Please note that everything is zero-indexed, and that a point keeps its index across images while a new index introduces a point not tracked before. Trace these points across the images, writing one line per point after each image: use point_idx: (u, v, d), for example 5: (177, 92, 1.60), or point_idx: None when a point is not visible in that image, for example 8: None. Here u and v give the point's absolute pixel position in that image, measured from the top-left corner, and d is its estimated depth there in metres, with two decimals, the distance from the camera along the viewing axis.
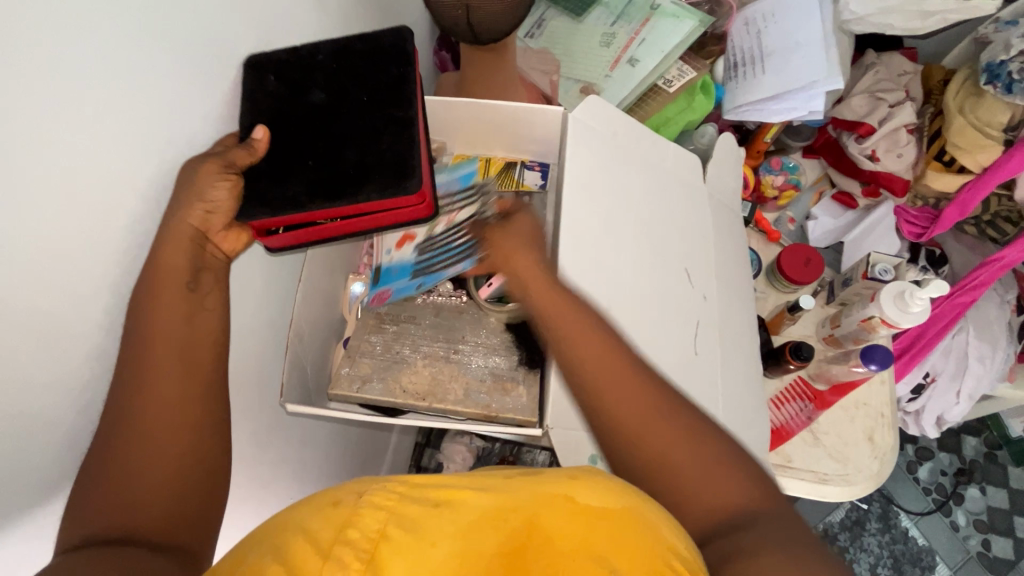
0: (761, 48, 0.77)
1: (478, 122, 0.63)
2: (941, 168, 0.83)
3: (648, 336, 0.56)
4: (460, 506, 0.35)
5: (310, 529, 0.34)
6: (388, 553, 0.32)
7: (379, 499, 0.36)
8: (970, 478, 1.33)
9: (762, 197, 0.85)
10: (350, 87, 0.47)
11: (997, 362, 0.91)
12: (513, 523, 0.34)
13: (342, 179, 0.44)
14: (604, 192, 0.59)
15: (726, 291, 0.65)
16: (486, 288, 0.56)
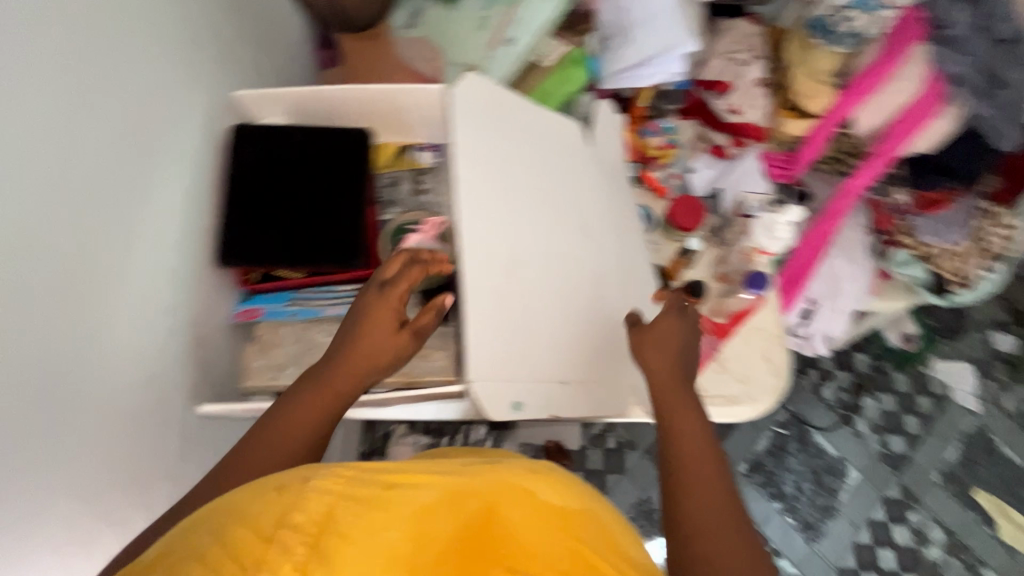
0: (624, 21, 0.84)
1: (364, 108, 0.63)
2: (790, 115, 0.94)
3: (553, 290, 0.60)
4: (412, 488, 0.42)
5: (254, 518, 0.38)
6: (337, 537, 0.38)
7: (326, 487, 0.41)
8: (864, 389, 1.51)
9: (645, 157, 0.92)
10: (306, 155, 0.57)
11: (862, 279, 1.04)
12: (471, 510, 0.42)
13: (305, 237, 0.55)
14: (498, 164, 0.62)
15: (618, 241, 0.70)
16: (399, 258, 0.55)
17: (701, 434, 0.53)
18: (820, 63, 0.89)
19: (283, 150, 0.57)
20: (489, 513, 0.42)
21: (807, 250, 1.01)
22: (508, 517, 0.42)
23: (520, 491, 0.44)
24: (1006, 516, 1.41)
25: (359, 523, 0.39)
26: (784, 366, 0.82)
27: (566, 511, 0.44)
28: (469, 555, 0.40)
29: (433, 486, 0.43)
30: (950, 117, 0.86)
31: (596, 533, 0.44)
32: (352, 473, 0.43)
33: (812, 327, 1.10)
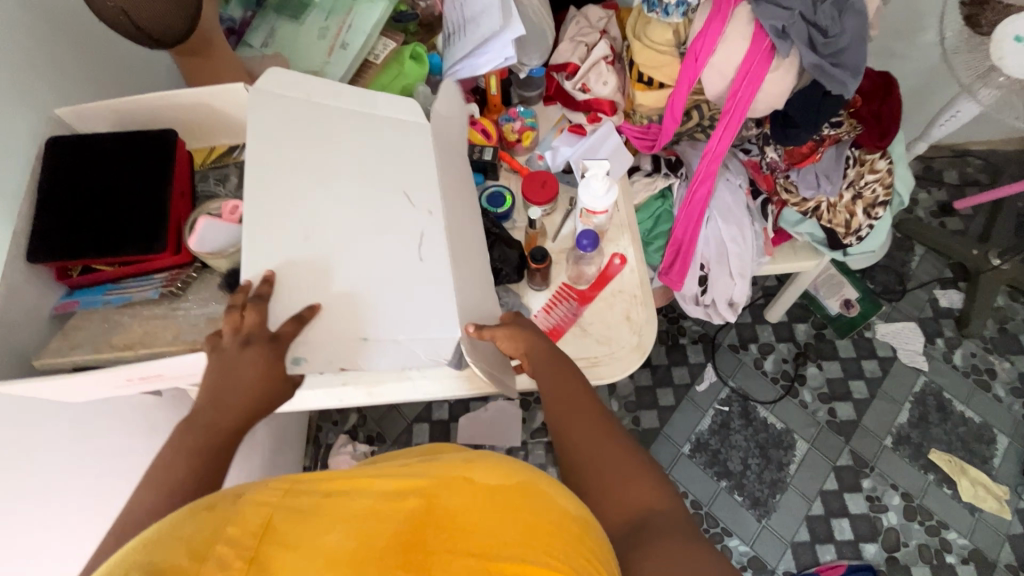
0: (463, 16, 0.89)
1: (183, 115, 0.69)
2: (644, 88, 0.98)
3: (366, 253, 0.63)
4: (346, 495, 0.44)
5: (195, 533, 0.38)
6: (272, 545, 0.39)
7: (264, 497, 0.42)
8: (806, 358, 1.49)
9: (508, 142, 0.96)
10: (120, 158, 0.62)
11: (749, 238, 1.06)
12: (411, 504, 0.44)
13: (110, 232, 0.59)
14: (295, 147, 0.64)
15: (450, 204, 0.72)
16: (190, 238, 0.58)
17: (580, 395, 0.66)
18: (659, 35, 0.93)
19: (98, 156, 0.62)
20: (432, 502, 0.45)
21: (687, 218, 1.03)
22: (451, 503, 0.45)
23: (458, 480, 0.48)
24: (965, 473, 1.36)
25: (300, 533, 0.40)
26: (646, 322, 0.84)
27: (508, 485, 0.48)
28: (420, 540, 0.42)
29: (373, 489, 0.45)
30: (789, 69, 0.88)
31: (543, 505, 0.47)
32: (289, 485, 0.44)
33: (712, 295, 1.10)
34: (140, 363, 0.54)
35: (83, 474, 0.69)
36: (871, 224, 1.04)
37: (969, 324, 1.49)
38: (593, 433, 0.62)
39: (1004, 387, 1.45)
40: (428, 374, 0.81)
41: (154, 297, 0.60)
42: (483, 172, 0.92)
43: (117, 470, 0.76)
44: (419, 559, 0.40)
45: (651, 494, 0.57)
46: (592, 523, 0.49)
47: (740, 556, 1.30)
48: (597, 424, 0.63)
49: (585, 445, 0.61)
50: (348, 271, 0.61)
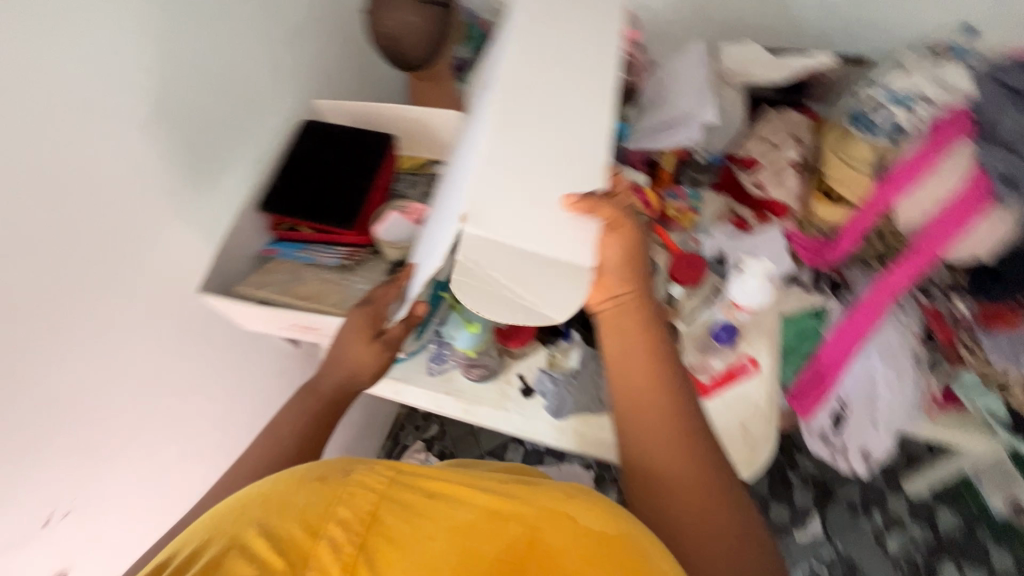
0: (663, 94, 0.95)
1: (402, 125, 0.81)
2: (826, 200, 0.93)
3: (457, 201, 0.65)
4: (447, 499, 0.50)
5: (307, 508, 0.48)
6: (375, 534, 0.47)
7: (373, 483, 0.51)
8: (945, 552, 1.24)
9: (666, 217, 0.96)
10: (345, 148, 0.75)
11: (908, 390, 0.93)
12: (509, 530, 0.47)
13: (319, 205, 0.70)
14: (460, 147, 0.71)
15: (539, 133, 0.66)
16: (379, 227, 0.71)
17: (677, 426, 0.56)
18: (858, 153, 0.89)
19: (332, 143, 0.75)
20: (531, 536, 0.47)
21: (839, 347, 0.94)
22: (554, 544, 0.46)
23: (546, 512, 0.49)
24: None
25: (404, 534, 0.47)
26: (766, 438, 0.78)
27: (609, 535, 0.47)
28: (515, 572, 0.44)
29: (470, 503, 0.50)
30: (1005, 217, 0.76)
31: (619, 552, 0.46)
32: (392, 476, 0.52)
33: (845, 436, 0.99)
34: (314, 312, 0.65)
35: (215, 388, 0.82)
36: None
37: None
38: (692, 475, 0.53)
39: None
40: (524, 410, 0.84)
41: (332, 266, 0.71)
42: None
43: (244, 395, 0.89)
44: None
45: (752, 550, 0.50)
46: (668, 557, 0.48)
47: None
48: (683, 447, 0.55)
49: (673, 472, 0.54)
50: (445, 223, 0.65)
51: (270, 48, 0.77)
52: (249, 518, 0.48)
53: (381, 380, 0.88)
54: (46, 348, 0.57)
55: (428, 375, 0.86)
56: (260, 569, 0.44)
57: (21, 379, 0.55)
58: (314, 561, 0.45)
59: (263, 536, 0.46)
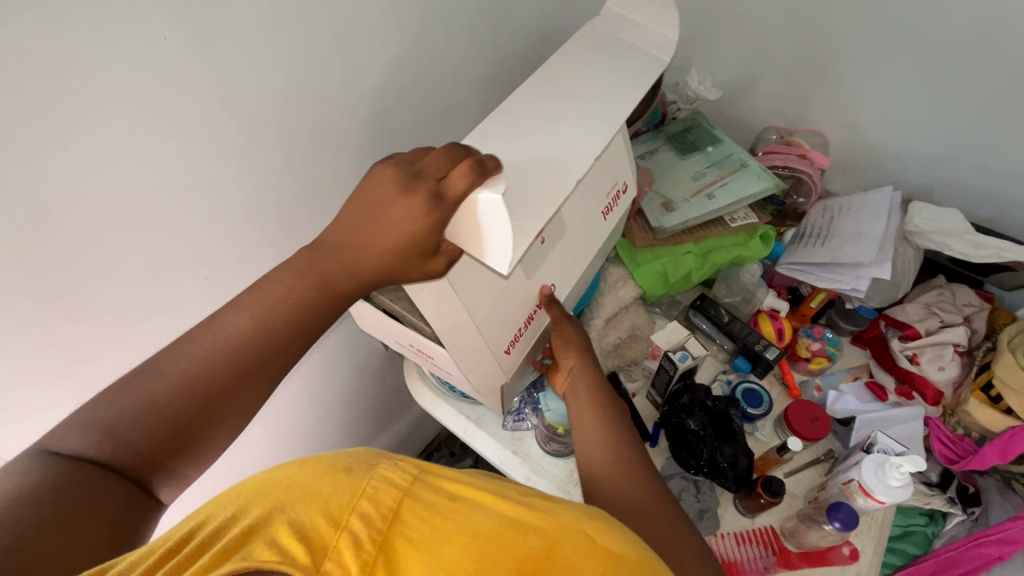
0: (830, 229, 0.90)
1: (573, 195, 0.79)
2: (985, 401, 0.83)
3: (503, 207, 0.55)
4: (472, 503, 0.44)
5: (327, 503, 0.40)
6: (398, 541, 0.39)
7: (390, 477, 0.44)
8: None
9: (795, 353, 0.90)
10: None
11: None
12: (535, 543, 0.41)
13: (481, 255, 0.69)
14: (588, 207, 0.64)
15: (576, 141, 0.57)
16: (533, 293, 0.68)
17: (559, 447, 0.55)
18: None
19: None
20: (553, 545, 0.41)
21: (945, 562, 0.82)
22: (576, 562, 0.40)
23: (580, 533, 0.42)
24: None
25: (419, 535, 0.40)
26: None
27: (628, 558, 0.41)
28: None
29: (495, 508, 0.43)
30: None
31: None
32: (417, 471, 0.46)
33: None
34: (425, 337, 0.60)
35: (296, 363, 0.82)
36: None
37: None
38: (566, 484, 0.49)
39: None
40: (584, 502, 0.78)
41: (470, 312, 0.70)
42: (751, 363, 0.88)
43: (315, 374, 0.89)
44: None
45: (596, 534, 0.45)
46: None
47: None
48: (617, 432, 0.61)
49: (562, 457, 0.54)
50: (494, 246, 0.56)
51: (479, 75, 0.78)
52: (262, 496, 0.41)
53: (452, 412, 0.85)
54: (179, 286, 0.58)
55: (502, 426, 0.84)
56: (281, 557, 0.35)
57: (153, 304, 0.57)
58: (334, 558, 0.37)
59: (285, 519, 0.38)
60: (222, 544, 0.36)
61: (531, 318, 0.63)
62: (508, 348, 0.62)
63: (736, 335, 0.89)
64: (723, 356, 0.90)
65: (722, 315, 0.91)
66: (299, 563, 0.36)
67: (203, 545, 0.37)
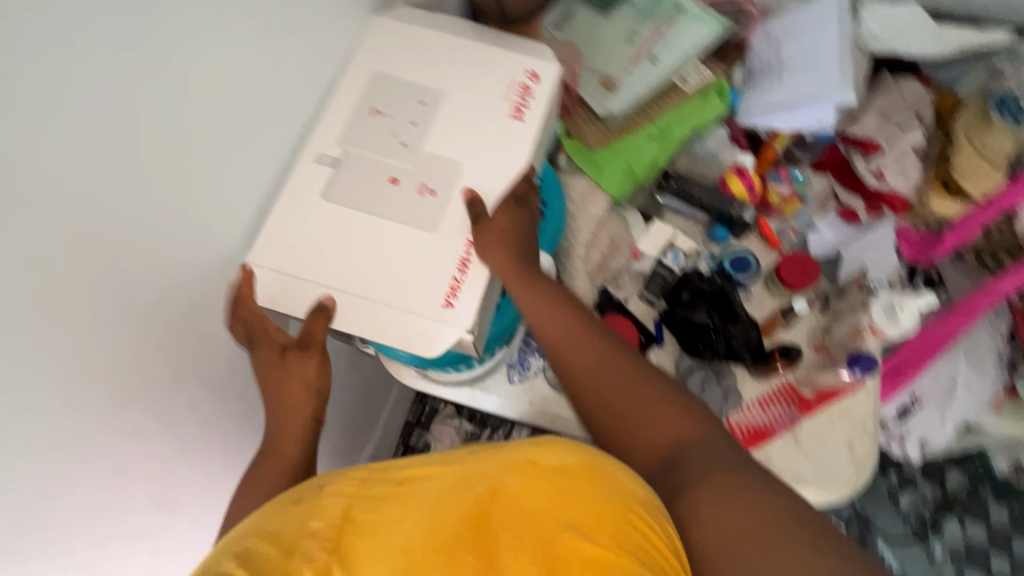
0: (780, 61, 0.81)
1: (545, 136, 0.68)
2: (944, 192, 0.85)
3: (379, 181, 0.56)
4: (421, 481, 0.44)
5: (278, 528, 0.40)
6: (355, 535, 0.39)
7: (339, 492, 0.43)
8: (950, 510, 1.34)
9: (766, 203, 0.86)
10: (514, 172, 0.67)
11: (983, 390, 0.94)
12: (476, 490, 0.42)
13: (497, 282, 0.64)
14: (483, 129, 0.59)
15: (387, 91, 0.60)
16: (470, 243, 0.53)
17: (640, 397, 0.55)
18: (995, 143, 0.81)
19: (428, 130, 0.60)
20: (494, 487, 0.42)
21: (922, 346, 0.90)
22: (519, 491, 0.42)
23: (524, 463, 0.44)
24: None
25: (377, 523, 0.40)
26: (869, 456, 0.75)
27: (571, 466, 0.44)
28: (484, 529, 0.40)
29: (441, 474, 0.44)
30: None
31: (605, 492, 0.43)
32: (366, 476, 0.45)
33: (908, 427, 1.00)
34: (380, 312, 0.52)
35: (248, 425, 0.68)
36: None
37: None
38: (656, 419, 0.53)
39: None
40: None
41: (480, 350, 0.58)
42: (729, 228, 0.85)
43: None
44: (482, 547, 0.39)
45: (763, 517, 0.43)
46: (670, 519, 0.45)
47: None
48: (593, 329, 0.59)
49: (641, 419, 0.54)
50: (361, 225, 0.54)
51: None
52: (243, 538, 0.40)
53: (456, 388, 0.77)
54: (34, 450, 0.41)
55: (510, 383, 0.77)
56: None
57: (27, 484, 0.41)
58: (301, 552, 0.38)
59: (243, 559, 0.37)
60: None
61: (468, 260, 0.53)
62: (450, 301, 0.52)
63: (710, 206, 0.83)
64: (701, 232, 0.85)
65: (692, 189, 0.83)
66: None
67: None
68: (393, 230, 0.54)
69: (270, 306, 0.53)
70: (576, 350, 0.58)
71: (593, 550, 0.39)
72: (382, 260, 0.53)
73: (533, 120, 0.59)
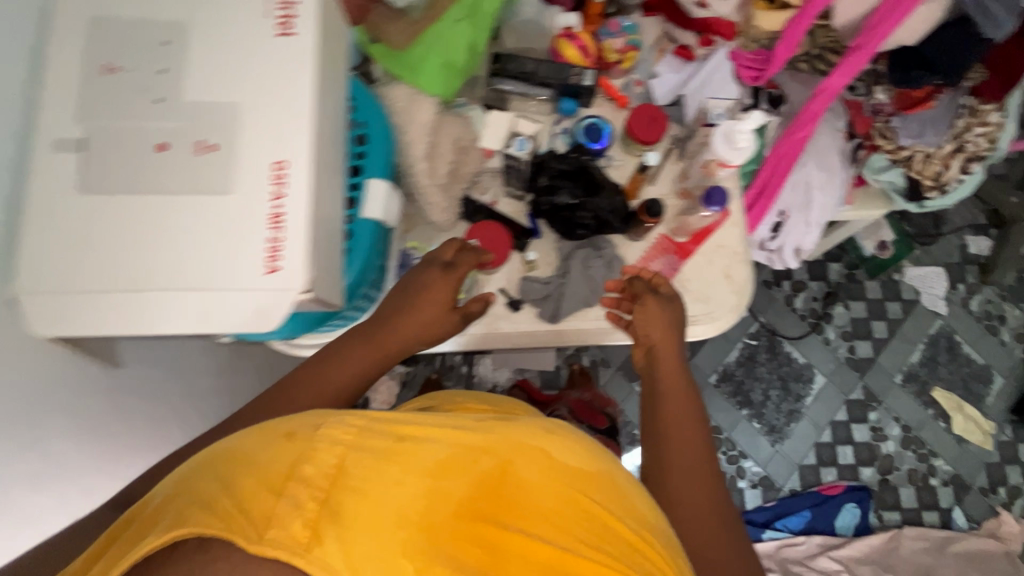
0: None
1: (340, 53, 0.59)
2: (767, 7, 0.83)
3: (141, 150, 0.47)
4: (418, 443, 0.45)
5: (268, 461, 0.41)
6: (343, 488, 0.40)
7: (336, 437, 0.43)
8: (835, 298, 1.52)
9: (605, 63, 0.83)
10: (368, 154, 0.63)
11: (835, 188, 1.01)
12: (485, 466, 0.44)
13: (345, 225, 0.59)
14: (249, 55, 0.49)
15: (113, 32, 0.48)
16: (278, 195, 0.47)
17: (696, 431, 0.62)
18: None
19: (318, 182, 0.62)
20: (503, 466, 0.44)
21: (777, 163, 0.96)
22: (526, 481, 0.44)
23: (531, 449, 0.46)
24: (960, 410, 1.47)
25: (371, 479, 0.41)
26: (745, 280, 0.81)
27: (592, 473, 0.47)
28: (482, 508, 0.42)
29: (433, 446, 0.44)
30: None
31: (589, 490, 0.45)
32: (362, 424, 0.45)
33: (782, 241, 1.08)
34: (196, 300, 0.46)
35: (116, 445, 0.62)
36: (961, 179, 1.00)
37: (992, 273, 1.53)
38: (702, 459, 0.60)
39: (1010, 332, 1.53)
40: (518, 323, 0.78)
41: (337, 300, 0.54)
42: (576, 99, 0.82)
43: (150, 426, 0.70)
44: (473, 527, 0.41)
45: None
46: (649, 513, 0.48)
47: (752, 476, 1.42)
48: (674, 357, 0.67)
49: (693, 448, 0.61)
50: (134, 207, 0.45)
51: None
52: (222, 473, 0.40)
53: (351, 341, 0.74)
54: None
55: None
56: (240, 518, 0.37)
57: None
58: (284, 510, 0.38)
59: (235, 495, 0.38)
60: (174, 520, 0.37)
61: (279, 214, 0.47)
62: (273, 264, 0.46)
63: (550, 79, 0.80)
64: (549, 107, 0.83)
65: (528, 66, 0.80)
66: (250, 520, 0.37)
67: (176, 519, 0.37)
68: (177, 203, 0.46)
69: (58, 327, 0.45)
70: (668, 367, 0.67)
71: (560, 540, 0.42)
72: (175, 241, 0.45)
73: (305, 30, 0.51)
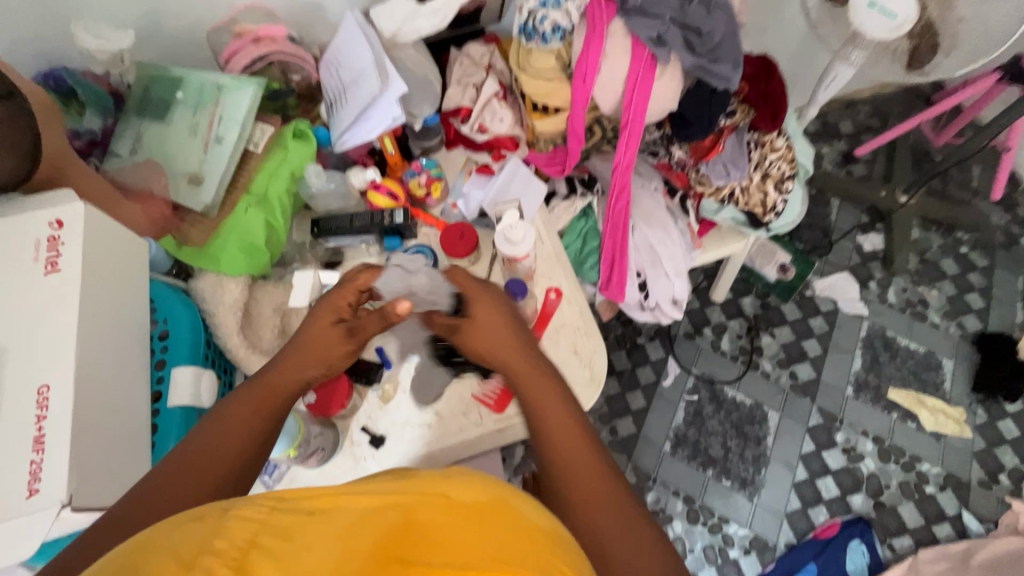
0: (342, 83, 0.88)
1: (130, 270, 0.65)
2: (541, 115, 0.95)
3: None
4: (333, 511, 0.36)
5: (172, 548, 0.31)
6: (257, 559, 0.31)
7: (251, 514, 0.34)
8: (758, 329, 1.52)
9: (417, 199, 0.93)
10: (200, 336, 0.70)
11: (676, 238, 1.07)
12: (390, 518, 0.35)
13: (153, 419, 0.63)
14: (19, 296, 0.54)
15: None
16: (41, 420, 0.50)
17: (563, 416, 0.57)
18: (543, 63, 0.90)
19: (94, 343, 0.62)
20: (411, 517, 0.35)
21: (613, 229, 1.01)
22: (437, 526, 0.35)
23: (439, 498, 0.38)
24: (923, 404, 1.42)
25: (292, 536, 0.33)
26: (594, 352, 0.83)
27: (485, 501, 0.38)
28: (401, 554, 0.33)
29: (349, 506, 0.36)
30: (619, 48, 0.86)
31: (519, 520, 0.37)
32: (277, 500, 0.36)
33: (655, 297, 1.08)
34: None
35: None
36: (784, 198, 1.07)
37: (894, 261, 1.56)
38: (580, 443, 0.56)
39: (937, 313, 1.53)
40: (384, 460, 0.77)
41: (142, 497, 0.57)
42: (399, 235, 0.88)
43: None
44: None
45: None
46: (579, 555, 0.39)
47: (741, 540, 1.31)
48: (561, 404, 0.58)
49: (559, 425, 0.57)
50: None
51: None
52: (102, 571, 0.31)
53: None
54: None
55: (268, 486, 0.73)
56: None
57: None
58: None
59: None
60: None
61: (43, 437, 0.49)
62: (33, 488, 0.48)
63: (366, 225, 0.87)
64: (375, 248, 0.88)
65: (343, 221, 0.87)
66: None
67: None
68: None
69: None
70: (515, 361, 0.61)
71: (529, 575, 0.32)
72: None
73: (71, 267, 0.56)
